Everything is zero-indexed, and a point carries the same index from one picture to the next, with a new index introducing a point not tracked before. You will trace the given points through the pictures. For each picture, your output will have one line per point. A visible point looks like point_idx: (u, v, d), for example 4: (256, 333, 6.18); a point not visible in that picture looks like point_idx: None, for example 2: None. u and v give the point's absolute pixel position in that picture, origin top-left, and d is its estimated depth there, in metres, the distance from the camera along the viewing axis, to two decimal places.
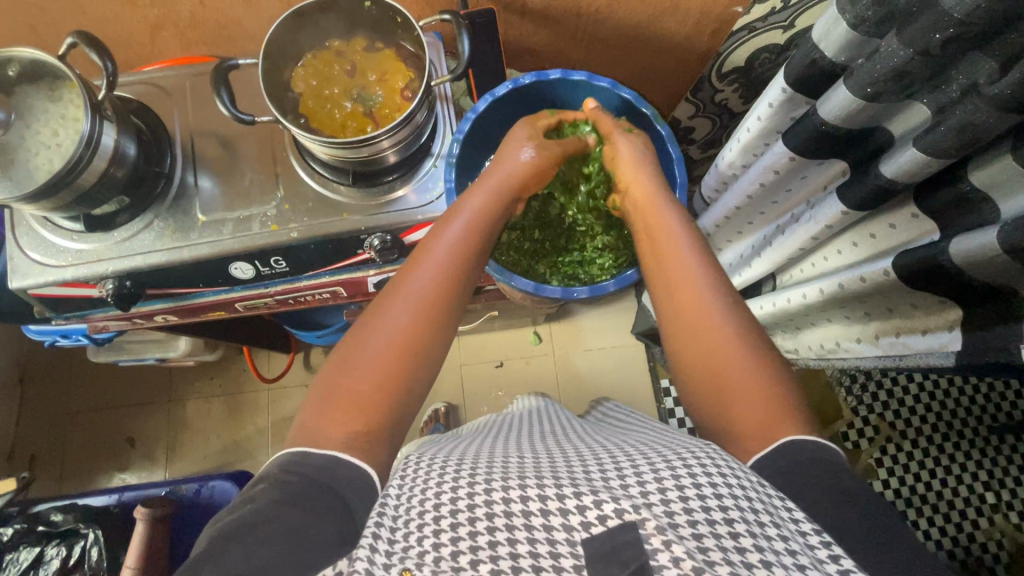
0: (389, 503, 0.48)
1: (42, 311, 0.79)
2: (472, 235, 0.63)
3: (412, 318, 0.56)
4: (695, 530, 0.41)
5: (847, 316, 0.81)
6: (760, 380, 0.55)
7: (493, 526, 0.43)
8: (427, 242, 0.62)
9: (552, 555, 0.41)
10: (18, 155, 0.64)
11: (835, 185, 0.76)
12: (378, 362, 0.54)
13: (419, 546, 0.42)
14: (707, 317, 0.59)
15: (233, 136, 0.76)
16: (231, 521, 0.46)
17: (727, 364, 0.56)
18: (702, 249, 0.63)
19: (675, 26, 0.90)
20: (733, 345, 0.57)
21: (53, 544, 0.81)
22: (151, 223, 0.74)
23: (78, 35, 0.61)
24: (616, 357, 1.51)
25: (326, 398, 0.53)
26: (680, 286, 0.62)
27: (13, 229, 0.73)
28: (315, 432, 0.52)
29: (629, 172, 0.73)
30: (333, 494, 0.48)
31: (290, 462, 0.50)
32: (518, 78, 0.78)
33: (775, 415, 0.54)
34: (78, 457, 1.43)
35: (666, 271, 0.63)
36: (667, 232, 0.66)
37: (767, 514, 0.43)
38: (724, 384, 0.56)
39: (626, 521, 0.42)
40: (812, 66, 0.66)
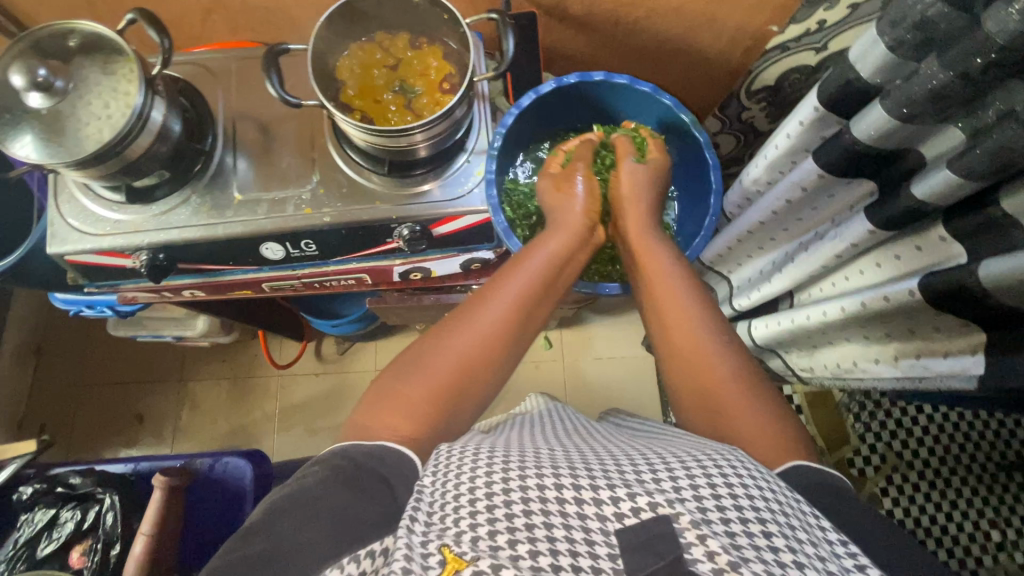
0: (425, 490, 0.48)
1: (75, 278, 0.80)
2: (544, 274, 0.67)
3: (469, 351, 0.59)
4: (727, 527, 0.42)
5: (866, 337, 0.81)
6: (766, 420, 0.57)
7: (529, 510, 0.43)
8: (501, 279, 0.66)
9: (587, 543, 0.42)
10: (69, 123, 0.64)
11: (862, 205, 0.76)
12: (434, 379, 0.58)
13: (456, 526, 0.43)
14: (713, 361, 0.62)
15: (274, 120, 0.78)
16: (284, 497, 0.48)
17: (731, 401, 0.59)
18: (698, 291, 0.67)
19: (709, 42, 0.91)
20: (738, 386, 0.60)
21: (69, 507, 0.79)
22: (188, 198, 0.75)
23: (138, 13, 0.63)
24: (625, 368, 1.52)
25: (379, 401, 0.57)
26: (686, 333, 0.64)
27: (56, 196, 0.75)
28: (370, 427, 0.55)
29: (630, 219, 0.76)
30: (381, 480, 0.50)
31: (339, 451, 0.52)
32: (562, 78, 0.79)
33: (779, 447, 0.55)
34: (86, 430, 1.44)
35: (670, 319, 0.66)
36: (667, 277, 0.69)
37: (798, 521, 0.44)
38: (730, 424, 0.58)
39: (660, 514, 0.42)
40: (846, 86, 0.68)
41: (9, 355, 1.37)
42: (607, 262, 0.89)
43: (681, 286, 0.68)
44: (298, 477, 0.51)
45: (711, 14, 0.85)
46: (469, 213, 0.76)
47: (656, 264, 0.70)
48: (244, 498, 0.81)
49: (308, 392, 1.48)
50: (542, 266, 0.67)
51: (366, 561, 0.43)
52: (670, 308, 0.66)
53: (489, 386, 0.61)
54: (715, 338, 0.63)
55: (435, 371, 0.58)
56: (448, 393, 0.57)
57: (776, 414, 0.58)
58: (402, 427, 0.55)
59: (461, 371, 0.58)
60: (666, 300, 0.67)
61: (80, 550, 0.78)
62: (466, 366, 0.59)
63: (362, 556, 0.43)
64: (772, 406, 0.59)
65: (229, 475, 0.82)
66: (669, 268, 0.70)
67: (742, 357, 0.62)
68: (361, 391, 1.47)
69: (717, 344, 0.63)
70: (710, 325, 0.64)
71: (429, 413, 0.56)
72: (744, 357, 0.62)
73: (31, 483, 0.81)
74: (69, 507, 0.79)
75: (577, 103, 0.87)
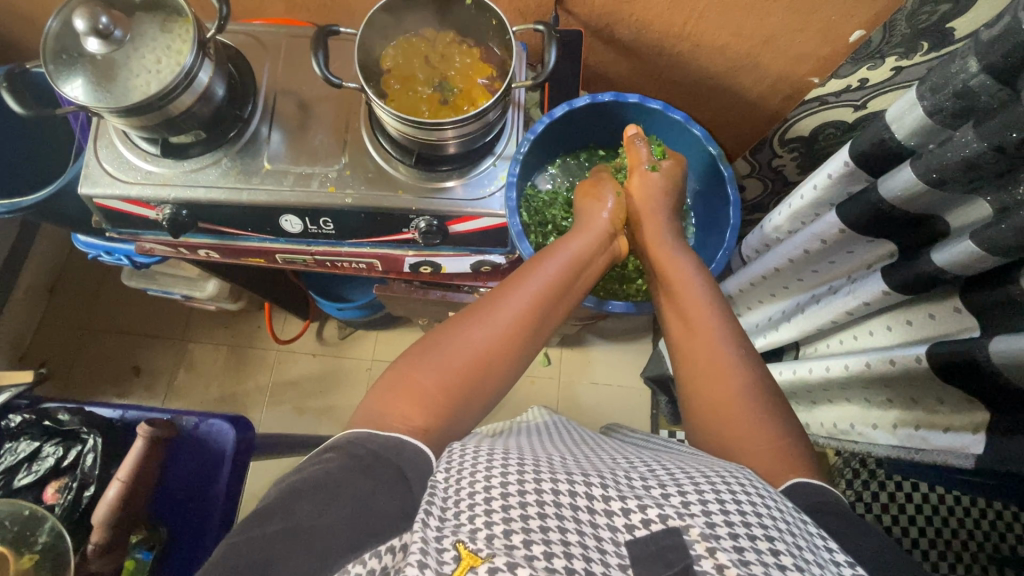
0: (437, 485, 0.49)
1: (99, 222, 0.82)
2: (565, 274, 0.68)
3: (487, 343, 0.61)
4: (736, 542, 0.42)
5: (867, 400, 0.80)
6: (773, 438, 0.58)
7: (544, 513, 0.44)
8: (523, 273, 0.67)
9: (600, 552, 0.43)
10: (120, 72, 0.67)
11: (879, 265, 0.75)
12: (454, 367, 0.59)
13: (470, 523, 0.44)
14: (726, 375, 0.62)
15: (314, 98, 0.80)
16: (303, 480, 0.48)
17: (742, 427, 0.59)
18: (719, 303, 0.67)
19: (750, 85, 0.92)
20: (751, 408, 0.60)
21: (53, 442, 0.79)
22: (220, 160, 0.77)
23: None
24: (620, 396, 1.50)
25: (394, 390, 0.58)
26: (694, 325, 0.66)
27: (95, 140, 0.77)
28: (384, 416, 0.55)
29: (650, 231, 0.77)
30: (392, 466, 0.50)
31: (357, 439, 0.52)
32: (597, 94, 0.80)
33: (784, 463, 0.56)
34: (84, 374, 1.46)
35: (682, 310, 0.68)
36: (681, 274, 0.71)
37: (804, 540, 0.44)
38: (730, 429, 0.59)
39: (670, 526, 0.44)
40: (879, 145, 0.68)
41: (23, 289, 1.40)
42: (614, 281, 0.89)
43: (704, 297, 0.68)
44: (315, 461, 0.51)
45: (755, 57, 0.85)
46: (487, 215, 0.77)
47: (681, 274, 0.71)
48: (222, 462, 0.81)
49: (304, 371, 1.49)
50: (563, 267, 0.68)
51: (388, 557, 0.43)
52: (680, 302, 0.68)
53: (503, 378, 0.62)
54: (730, 346, 0.64)
55: (449, 357, 0.59)
56: (459, 382, 0.59)
57: (781, 429, 0.58)
58: (414, 417, 0.56)
59: (479, 359, 0.60)
60: (688, 309, 0.67)
61: (55, 486, 0.78)
62: (483, 359, 0.60)
63: (383, 552, 0.43)
64: (782, 418, 0.59)
65: (212, 437, 0.82)
66: (694, 280, 0.70)
67: (759, 370, 0.62)
68: (355, 377, 1.48)
69: (724, 340, 0.64)
70: (721, 320, 0.66)
71: (441, 397, 0.58)
72: (753, 365, 0.63)
73: (20, 413, 0.82)
74: (52, 443, 0.80)
75: (609, 125, 0.88)
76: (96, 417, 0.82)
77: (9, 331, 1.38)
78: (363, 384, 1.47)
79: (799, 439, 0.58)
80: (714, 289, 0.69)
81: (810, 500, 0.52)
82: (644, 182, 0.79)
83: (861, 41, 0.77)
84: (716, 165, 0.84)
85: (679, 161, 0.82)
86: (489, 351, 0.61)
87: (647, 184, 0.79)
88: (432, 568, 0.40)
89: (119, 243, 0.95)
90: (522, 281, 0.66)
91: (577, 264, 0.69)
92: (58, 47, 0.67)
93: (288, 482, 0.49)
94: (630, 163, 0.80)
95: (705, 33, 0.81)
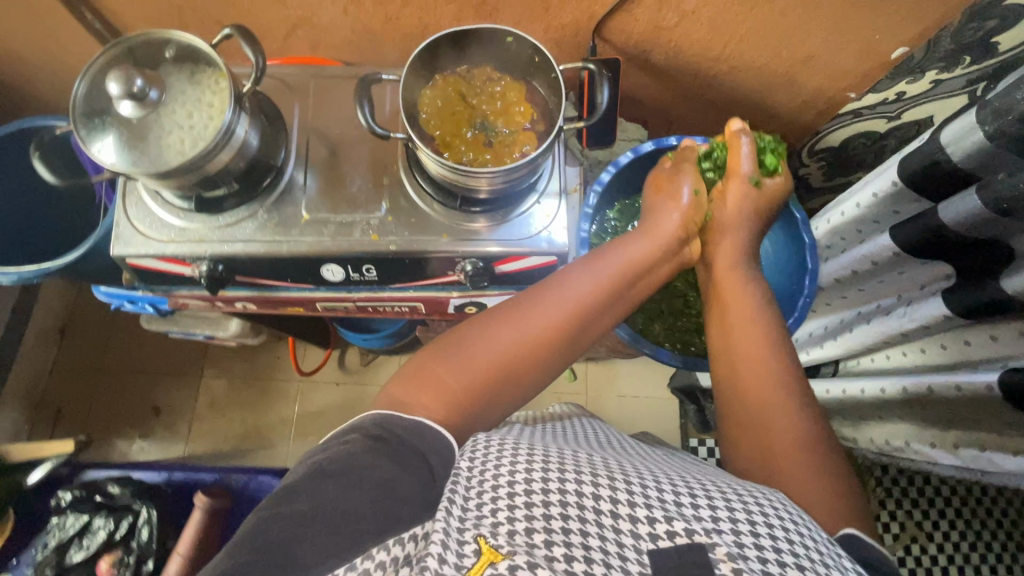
0: (460, 475, 0.48)
1: (130, 280, 0.79)
2: (616, 278, 0.65)
3: (544, 346, 0.59)
4: (765, 565, 0.41)
5: (923, 419, 0.79)
6: (818, 475, 0.56)
7: (566, 514, 0.44)
8: (564, 274, 0.64)
9: (621, 557, 0.42)
10: (155, 133, 0.64)
11: (935, 286, 0.73)
12: (485, 361, 0.57)
13: (494, 517, 0.43)
14: (777, 404, 0.61)
15: (349, 143, 0.78)
16: (326, 459, 0.48)
17: (790, 455, 0.58)
18: (772, 328, 0.67)
19: (786, 104, 0.90)
20: (800, 440, 0.58)
21: (104, 517, 0.93)
22: (255, 212, 0.74)
23: (236, 29, 0.63)
24: (647, 407, 1.50)
25: (420, 376, 0.56)
26: (750, 346, 0.66)
27: (123, 197, 0.74)
28: (405, 400, 0.54)
29: (722, 249, 0.76)
30: (420, 457, 0.50)
31: (383, 422, 0.51)
32: (664, 138, 0.83)
33: (828, 504, 0.54)
34: (101, 417, 1.43)
35: (743, 325, 0.67)
36: (738, 291, 0.71)
37: (836, 569, 0.44)
38: (779, 451, 0.58)
39: (694, 541, 0.42)
40: (933, 166, 0.67)
41: (34, 334, 1.36)
42: (690, 332, 0.85)
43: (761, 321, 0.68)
44: (338, 440, 0.50)
45: (793, 76, 0.84)
46: (535, 254, 0.75)
47: (740, 293, 0.71)
48: None
49: (327, 401, 1.46)
50: (619, 269, 0.66)
51: (410, 545, 0.43)
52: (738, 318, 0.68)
53: (536, 381, 0.60)
54: (780, 373, 0.64)
55: (505, 351, 0.57)
56: (500, 385, 0.57)
57: (828, 463, 0.57)
58: (435, 409, 0.53)
59: (518, 362, 0.58)
60: (741, 329, 0.67)
61: (108, 559, 0.91)
62: (534, 364, 0.59)
63: (405, 540, 0.43)
64: (831, 453, 0.58)
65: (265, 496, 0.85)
66: (756, 299, 0.70)
67: (808, 405, 0.61)
68: None
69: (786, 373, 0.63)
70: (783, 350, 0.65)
71: (487, 397, 0.56)
72: (801, 395, 0.62)
73: (69, 491, 0.95)
74: (102, 516, 0.93)
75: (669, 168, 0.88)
76: (147, 491, 0.96)
77: (22, 379, 1.35)
78: None
79: (846, 481, 0.57)
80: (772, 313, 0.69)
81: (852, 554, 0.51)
82: (738, 201, 0.76)
83: (903, 57, 0.76)
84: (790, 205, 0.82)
85: (785, 183, 0.78)
86: (545, 357, 0.59)
87: (740, 197, 0.76)
88: (453, 560, 0.40)
89: (143, 294, 0.92)
90: (570, 279, 0.64)
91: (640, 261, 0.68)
92: (88, 110, 0.64)
93: (313, 461, 0.48)
94: (730, 167, 0.77)
95: (745, 57, 0.79)
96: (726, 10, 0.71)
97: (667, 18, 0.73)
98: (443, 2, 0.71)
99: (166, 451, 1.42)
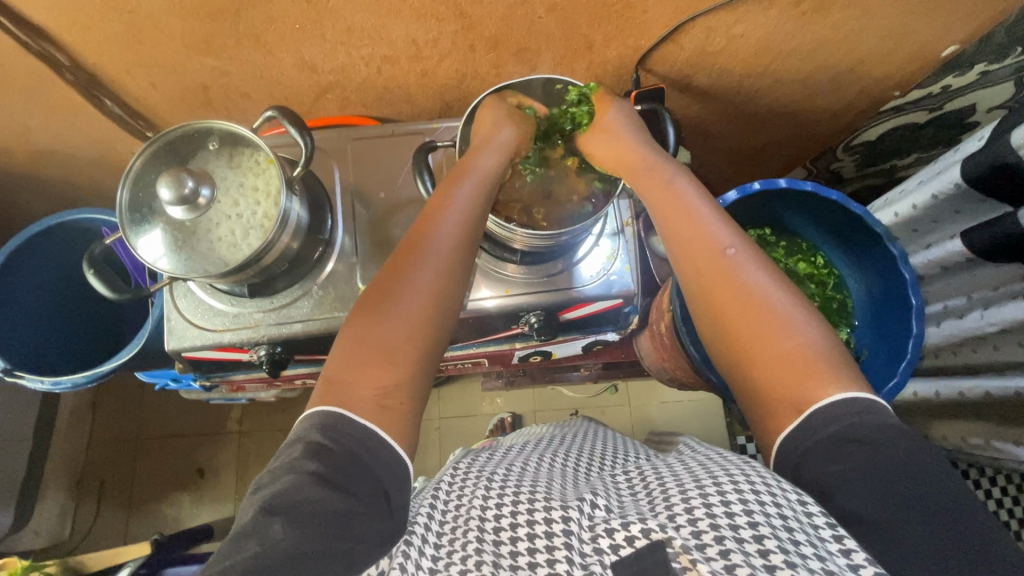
0: (438, 502, 0.55)
1: (185, 371, 0.76)
2: (472, 212, 0.58)
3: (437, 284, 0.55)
4: (722, 547, 0.41)
5: (1004, 417, 0.79)
6: (783, 343, 0.48)
7: (534, 548, 0.46)
8: (431, 213, 0.58)
9: (584, 566, 0.44)
10: (207, 232, 0.61)
11: (1011, 286, 0.71)
12: (399, 329, 0.52)
13: (462, 551, 0.47)
14: (727, 284, 0.52)
15: (394, 205, 0.75)
16: (278, 493, 0.43)
17: (756, 339, 0.49)
18: (700, 200, 0.56)
19: (827, 109, 0.88)
20: (761, 317, 0.50)
21: None
22: (309, 289, 0.71)
23: (278, 109, 0.60)
24: (692, 411, 1.42)
25: (353, 356, 0.51)
26: (681, 228, 0.56)
27: (170, 290, 0.71)
28: (344, 392, 0.49)
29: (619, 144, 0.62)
30: (375, 482, 0.46)
31: (323, 426, 0.46)
32: (722, 197, 0.68)
33: (806, 373, 0.47)
34: (147, 485, 1.41)
35: (664, 215, 0.57)
36: (660, 179, 0.58)
37: (798, 531, 0.41)
38: (732, 339, 0.51)
39: (653, 540, 0.43)
40: (1004, 167, 0.63)
41: (68, 414, 1.30)
42: None
43: (687, 197, 0.57)
44: (282, 466, 0.45)
45: (836, 81, 0.81)
46: (600, 300, 0.72)
47: (657, 179, 0.59)
48: None
49: None
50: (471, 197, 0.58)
51: None
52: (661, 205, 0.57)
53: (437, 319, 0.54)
54: (718, 247, 0.54)
55: (409, 315, 0.53)
56: (422, 344, 0.53)
57: (797, 328, 0.49)
58: (378, 386, 0.49)
59: (422, 305, 0.54)
60: (667, 212, 0.57)
61: None
62: (433, 308, 0.54)
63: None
64: (798, 318, 0.49)
65: None
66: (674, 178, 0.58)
67: (763, 276, 0.52)
68: (426, 441, 1.44)
69: (711, 234, 0.54)
70: (704, 209, 0.56)
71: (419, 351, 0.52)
72: (756, 263, 0.53)
73: None
74: None
75: (745, 212, 0.77)
76: None
77: (63, 460, 1.30)
78: (434, 446, 1.43)
79: (808, 321, 0.49)
80: (698, 187, 0.57)
81: (826, 433, 0.44)
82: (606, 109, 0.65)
83: (954, 54, 0.74)
84: (844, 210, 0.68)
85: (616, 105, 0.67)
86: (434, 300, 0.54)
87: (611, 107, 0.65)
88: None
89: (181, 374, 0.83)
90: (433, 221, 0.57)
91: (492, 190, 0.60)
92: (135, 210, 0.61)
93: (261, 497, 0.44)
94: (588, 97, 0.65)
95: (789, 70, 0.77)
96: (775, 27, 0.68)
97: (714, 44, 0.71)
98: (481, 53, 0.69)
99: (213, 513, 1.40)
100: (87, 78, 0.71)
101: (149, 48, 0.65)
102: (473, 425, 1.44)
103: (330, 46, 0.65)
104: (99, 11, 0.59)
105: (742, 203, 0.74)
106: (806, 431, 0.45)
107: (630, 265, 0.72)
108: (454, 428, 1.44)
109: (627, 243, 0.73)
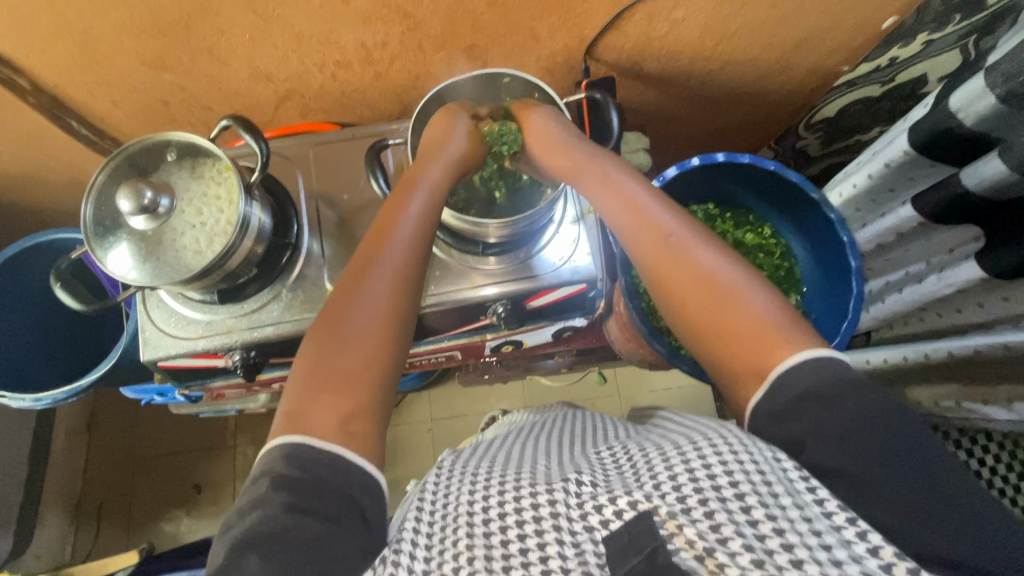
0: (426, 499, 0.51)
1: (163, 380, 0.78)
2: (427, 216, 0.62)
3: (400, 289, 0.58)
4: (707, 508, 0.42)
5: (971, 377, 0.80)
6: (738, 315, 0.52)
7: (524, 534, 0.44)
8: (386, 225, 0.61)
9: (574, 546, 0.43)
10: (169, 240, 0.62)
11: (965, 248, 0.72)
12: (366, 335, 0.54)
13: (455, 549, 0.44)
14: (679, 268, 0.56)
15: (358, 206, 0.76)
16: (250, 530, 0.44)
17: (714, 317, 0.53)
18: (641, 192, 0.61)
19: (781, 87, 0.90)
20: (713, 297, 0.54)
21: None
22: (279, 293, 0.73)
23: (233, 118, 0.62)
24: (679, 398, 1.43)
25: (313, 383, 0.52)
26: (631, 220, 0.59)
27: (144, 302, 0.73)
28: (302, 418, 0.50)
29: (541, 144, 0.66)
30: (343, 496, 0.47)
31: (287, 457, 0.47)
32: (664, 172, 0.70)
33: (767, 345, 0.50)
34: (145, 506, 1.41)
35: (614, 209, 0.60)
36: (601, 176, 0.62)
37: (780, 486, 0.42)
38: (696, 321, 0.54)
39: (640, 512, 0.43)
40: (947, 132, 0.64)
41: (63, 435, 1.34)
42: None
43: (630, 190, 0.61)
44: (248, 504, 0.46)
45: (784, 60, 0.83)
46: (564, 287, 0.73)
47: (599, 176, 0.62)
48: None
49: None
50: (423, 205, 0.62)
51: None
52: (609, 201, 0.61)
53: (405, 317, 0.57)
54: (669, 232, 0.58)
55: (375, 322, 0.55)
56: (395, 340, 0.56)
57: (741, 299, 0.53)
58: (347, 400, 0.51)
59: (389, 308, 0.57)
60: (617, 206, 0.60)
61: None
62: (398, 313, 0.57)
63: None
64: (741, 290, 0.53)
65: None
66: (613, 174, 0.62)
67: (708, 253, 0.56)
68: (417, 442, 1.45)
69: (658, 223, 0.58)
70: (647, 200, 0.60)
71: (389, 350, 0.55)
72: (702, 242, 0.57)
73: None
74: None
75: (699, 188, 0.79)
76: None
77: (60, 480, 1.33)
78: (425, 448, 1.44)
79: (751, 289, 0.54)
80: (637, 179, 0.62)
81: (794, 391, 0.47)
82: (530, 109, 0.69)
83: (895, 25, 0.76)
84: (786, 178, 0.70)
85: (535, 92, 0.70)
86: (399, 300, 0.58)
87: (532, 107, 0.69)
88: None
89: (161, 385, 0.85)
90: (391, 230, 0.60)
91: (440, 197, 0.64)
92: (99, 221, 0.63)
93: (232, 536, 0.45)
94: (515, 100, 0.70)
95: (736, 50, 0.79)
96: (714, 9, 0.70)
97: (657, 29, 0.73)
98: (431, 52, 0.71)
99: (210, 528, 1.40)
100: (51, 101, 0.73)
101: (107, 67, 0.67)
102: (464, 425, 1.45)
103: (282, 54, 0.67)
104: (55, 34, 0.62)
105: (691, 179, 0.76)
106: (770, 396, 0.48)
107: (592, 250, 0.73)
108: (445, 428, 1.46)
109: (588, 230, 0.74)
